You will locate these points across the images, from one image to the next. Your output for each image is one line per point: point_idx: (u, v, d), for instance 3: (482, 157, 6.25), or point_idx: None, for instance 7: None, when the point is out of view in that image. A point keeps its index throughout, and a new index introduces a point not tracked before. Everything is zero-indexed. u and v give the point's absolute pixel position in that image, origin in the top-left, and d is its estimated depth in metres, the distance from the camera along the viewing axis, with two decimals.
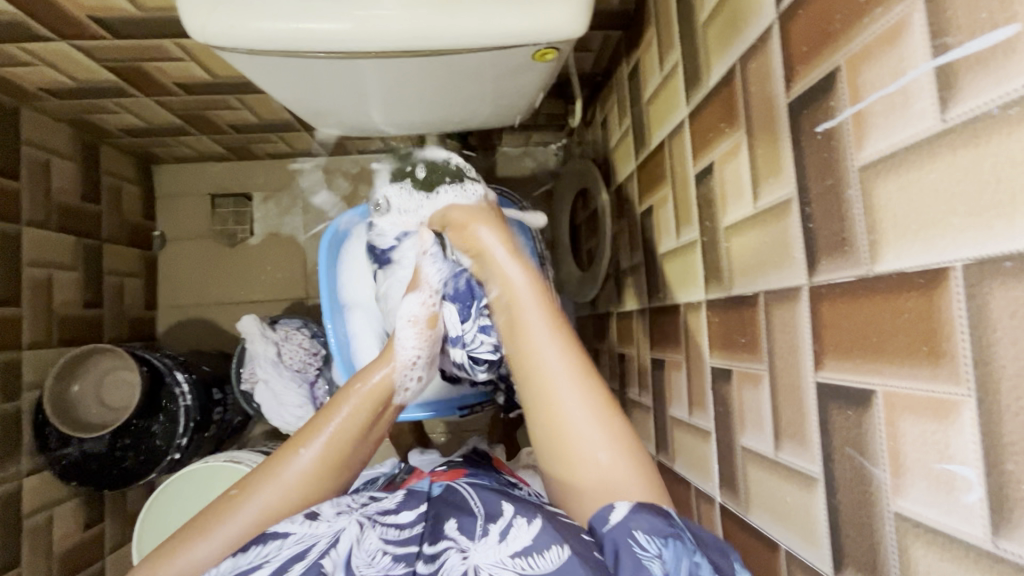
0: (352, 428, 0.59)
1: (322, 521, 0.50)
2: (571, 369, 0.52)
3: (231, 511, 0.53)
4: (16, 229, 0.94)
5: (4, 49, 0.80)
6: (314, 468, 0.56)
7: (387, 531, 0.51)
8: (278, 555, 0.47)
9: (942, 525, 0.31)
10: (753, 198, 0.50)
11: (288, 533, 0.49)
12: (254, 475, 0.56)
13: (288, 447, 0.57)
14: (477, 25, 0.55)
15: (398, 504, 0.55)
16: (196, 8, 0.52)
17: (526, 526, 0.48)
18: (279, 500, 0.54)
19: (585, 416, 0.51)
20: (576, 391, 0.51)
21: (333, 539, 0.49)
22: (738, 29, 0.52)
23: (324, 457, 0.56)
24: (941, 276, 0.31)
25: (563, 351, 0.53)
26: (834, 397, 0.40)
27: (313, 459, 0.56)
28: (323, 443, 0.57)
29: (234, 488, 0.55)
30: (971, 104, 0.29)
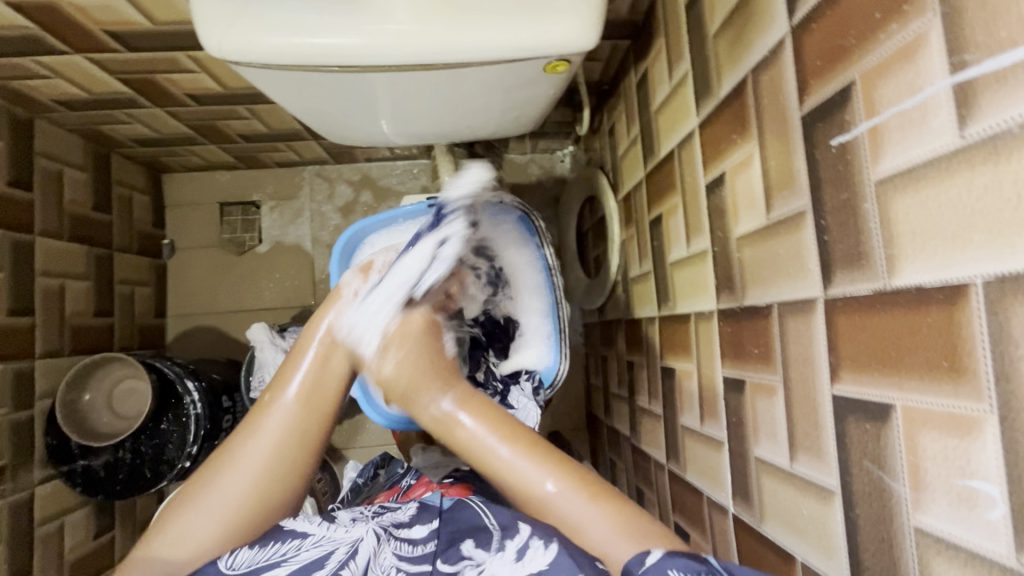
0: (320, 377, 0.58)
1: (341, 526, 0.51)
2: (544, 467, 0.53)
3: (211, 476, 0.52)
4: (29, 239, 0.95)
5: (19, 62, 0.81)
6: (290, 416, 0.56)
7: (400, 546, 0.51)
8: (296, 556, 0.48)
9: (964, 541, 0.31)
10: (766, 209, 0.50)
11: (306, 534, 0.50)
12: (237, 434, 0.56)
13: (261, 401, 0.57)
14: (488, 38, 0.55)
15: (412, 517, 0.56)
16: (212, 23, 0.53)
17: (542, 549, 0.47)
18: (260, 455, 0.53)
19: (561, 493, 0.51)
20: (542, 471, 0.53)
21: (351, 549, 0.48)
22: (749, 41, 0.52)
23: (297, 402, 0.56)
24: (961, 292, 0.31)
25: (528, 451, 0.54)
26: (851, 410, 0.40)
27: (286, 408, 0.56)
28: (295, 393, 0.57)
29: (215, 454, 0.55)
30: (990, 122, 0.29)
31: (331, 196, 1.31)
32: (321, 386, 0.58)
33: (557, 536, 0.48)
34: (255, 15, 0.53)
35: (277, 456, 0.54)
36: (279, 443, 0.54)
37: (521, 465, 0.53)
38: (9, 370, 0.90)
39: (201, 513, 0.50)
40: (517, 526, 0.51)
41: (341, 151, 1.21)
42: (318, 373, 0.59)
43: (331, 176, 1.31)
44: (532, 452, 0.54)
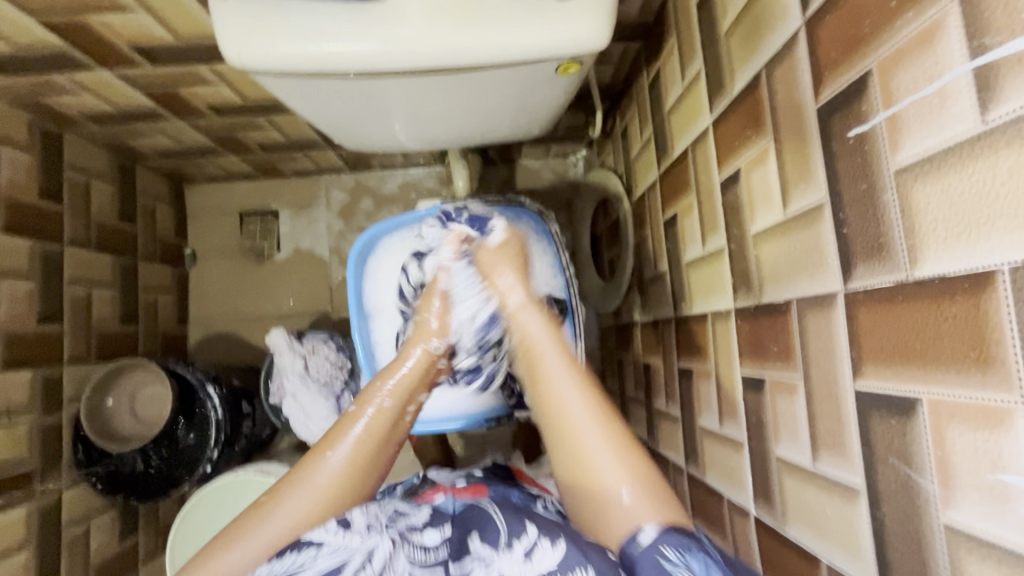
0: (379, 428, 0.60)
1: (356, 532, 0.50)
2: (589, 410, 0.54)
3: (261, 516, 0.54)
4: (58, 248, 0.98)
5: (49, 78, 0.84)
6: (340, 473, 0.56)
7: (415, 552, 0.51)
8: (314, 564, 0.47)
9: (997, 538, 0.30)
10: (782, 204, 0.49)
11: (321, 543, 0.49)
12: (283, 482, 0.56)
13: (316, 453, 0.58)
14: (500, 41, 0.56)
15: (424, 522, 0.56)
16: (232, 34, 0.54)
17: (549, 547, 0.47)
18: (305, 505, 0.54)
19: (617, 473, 0.50)
20: (591, 420, 0.53)
21: (367, 555, 0.48)
22: (764, 35, 0.51)
23: (350, 458, 0.57)
24: (986, 280, 0.30)
25: (584, 394, 0.55)
26: (875, 405, 0.39)
27: (340, 463, 0.56)
28: (349, 449, 0.57)
29: (263, 496, 0.56)
30: (1012, 106, 0.28)
31: (348, 205, 1.33)
32: (373, 442, 0.59)
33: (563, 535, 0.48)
34: (272, 24, 0.54)
35: (323, 507, 0.55)
36: (324, 495, 0.55)
37: (588, 428, 0.52)
38: (39, 376, 0.93)
39: (247, 551, 0.52)
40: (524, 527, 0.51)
41: (357, 159, 1.23)
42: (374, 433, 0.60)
43: (347, 184, 1.33)
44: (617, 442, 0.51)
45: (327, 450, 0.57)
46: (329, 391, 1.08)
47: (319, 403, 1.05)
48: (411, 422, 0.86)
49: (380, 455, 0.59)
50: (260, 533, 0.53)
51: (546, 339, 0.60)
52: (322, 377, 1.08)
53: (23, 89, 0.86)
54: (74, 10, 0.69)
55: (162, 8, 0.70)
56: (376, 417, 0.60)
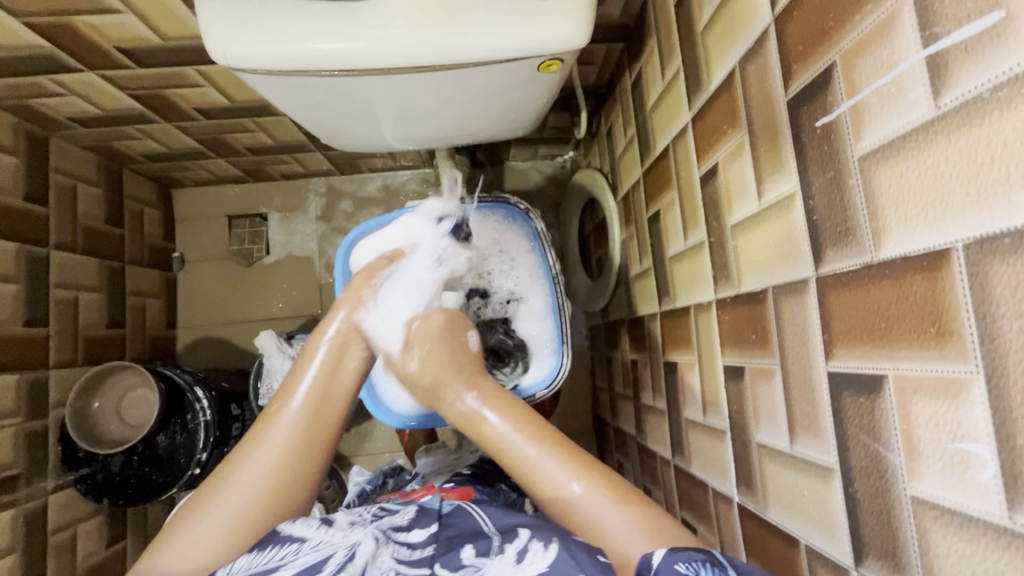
0: (331, 382, 0.62)
1: (337, 530, 0.50)
2: (543, 453, 0.55)
3: (223, 481, 0.55)
4: (44, 251, 0.98)
5: (35, 81, 0.84)
6: (298, 424, 0.58)
7: (399, 550, 0.49)
8: (294, 560, 0.47)
9: (959, 505, 0.31)
10: (758, 195, 0.51)
11: (302, 539, 0.49)
12: (241, 448, 0.58)
13: (268, 412, 0.60)
14: (481, 39, 0.57)
15: (410, 520, 0.54)
16: (218, 33, 0.55)
17: (542, 551, 0.45)
18: (269, 464, 0.56)
19: (568, 477, 0.53)
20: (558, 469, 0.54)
21: (348, 552, 0.47)
22: (736, 33, 0.53)
23: (306, 411, 0.59)
24: (943, 258, 0.31)
25: (521, 425, 0.58)
26: (846, 385, 0.40)
27: (295, 417, 0.59)
28: (304, 399, 0.60)
29: (224, 464, 0.56)
30: (962, 90, 0.29)
31: (337, 207, 1.33)
32: (325, 394, 0.61)
33: (557, 537, 0.47)
34: (257, 22, 0.55)
35: (288, 457, 0.57)
36: (285, 451, 0.57)
37: (528, 443, 0.56)
38: (24, 379, 0.92)
39: (211, 512, 0.53)
40: (516, 531, 0.50)
41: (346, 162, 1.24)
42: (326, 378, 0.62)
43: (336, 188, 1.34)
44: (560, 453, 0.55)
45: (281, 412, 0.59)
46: None
47: None
48: (400, 419, 0.85)
49: (332, 398, 0.62)
50: (230, 492, 0.54)
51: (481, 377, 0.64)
52: None
53: (9, 92, 0.86)
54: (60, 12, 0.70)
55: (148, 9, 0.70)
56: (329, 367, 0.63)
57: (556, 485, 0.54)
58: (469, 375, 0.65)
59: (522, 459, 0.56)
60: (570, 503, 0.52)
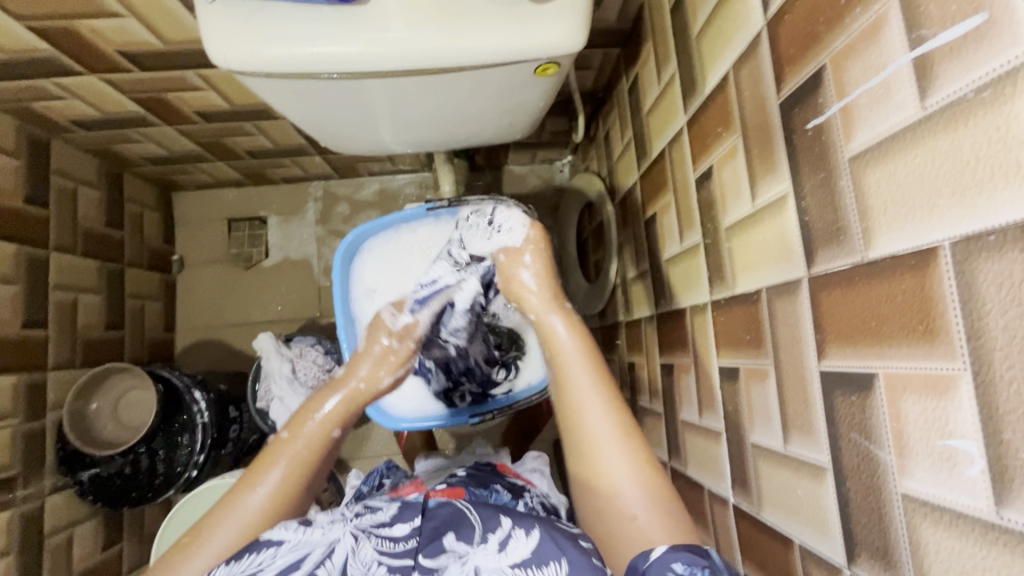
0: (308, 457, 0.61)
1: (317, 528, 0.49)
2: (613, 429, 0.55)
3: (183, 560, 0.53)
4: (44, 253, 0.99)
5: (37, 84, 0.85)
6: (268, 503, 0.56)
7: (382, 542, 0.49)
8: (273, 564, 0.46)
9: (948, 501, 0.31)
10: (752, 196, 0.51)
11: (282, 540, 0.48)
12: (205, 520, 0.56)
13: (241, 484, 0.58)
14: (478, 43, 0.58)
15: (393, 516, 0.52)
16: (218, 36, 0.56)
17: (524, 537, 0.48)
18: (238, 533, 0.54)
19: (620, 460, 0.53)
20: (619, 450, 0.54)
21: (328, 549, 0.47)
22: (730, 37, 0.54)
23: (276, 492, 0.57)
24: (930, 257, 0.32)
25: (608, 405, 0.56)
26: (838, 384, 0.40)
27: (264, 496, 0.56)
28: (275, 483, 0.57)
29: (185, 537, 0.55)
30: (948, 92, 0.30)
31: (336, 211, 1.34)
32: (299, 470, 0.59)
33: (539, 524, 0.49)
34: (257, 25, 0.56)
35: (258, 528, 0.55)
36: (255, 525, 0.55)
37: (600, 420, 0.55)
38: (22, 381, 0.93)
39: None
40: (498, 519, 0.51)
41: (345, 166, 1.25)
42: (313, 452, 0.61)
43: (335, 191, 1.34)
44: (624, 443, 0.54)
45: (251, 488, 0.57)
46: None
47: None
48: (394, 420, 0.84)
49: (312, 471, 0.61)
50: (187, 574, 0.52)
51: (573, 347, 0.61)
52: (309, 381, 1.08)
53: (11, 96, 0.87)
54: (63, 16, 0.71)
55: (150, 13, 0.71)
56: (309, 444, 0.61)
57: (612, 475, 0.53)
58: (572, 336, 0.62)
59: (592, 437, 0.55)
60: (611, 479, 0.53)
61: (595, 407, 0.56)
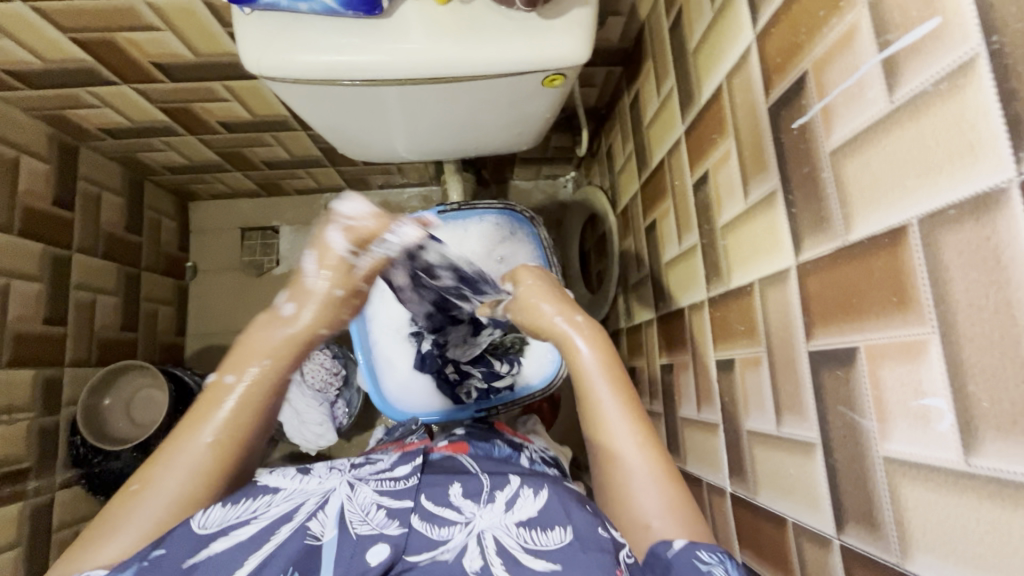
0: (255, 398, 0.47)
1: (315, 479, 0.52)
2: (636, 441, 0.49)
3: (131, 509, 0.42)
4: (67, 254, 1.02)
5: (73, 92, 0.90)
6: (214, 450, 0.45)
7: (381, 484, 0.52)
8: (267, 512, 0.45)
9: (924, 456, 0.34)
10: (744, 195, 0.55)
11: (276, 489, 0.48)
12: (152, 460, 0.45)
13: (194, 412, 0.46)
14: (490, 54, 0.63)
15: (392, 465, 0.56)
16: (253, 45, 0.61)
17: (531, 496, 0.50)
18: (189, 481, 0.44)
19: (642, 465, 0.48)
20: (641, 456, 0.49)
21: (322, 498, 0.48)
22: (723, 51, 0.58)
23: (223, 436, 0.45)
24: (901, 233, 0.35)
25: (628, 409, 0.51)
26: (825, 361, 0.43)
27: (209, 442, 0.45)
28: (222, 423, 0.45)
29: (132, 480, 0.44)
30: (911, 86, 0.34)
31: None
32: (254, 412, 0.47)
33: (546, 485, 0.51)
34: (289, 35, 0.61)
35: (210, 477, 0.44)
36: (203, 475, 0.44)
37: (623, 429, 0.50)
38: (40, 376, 0.95)
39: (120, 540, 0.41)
40: (504, 478, 0.53)
41: (357, 177, 1.30)
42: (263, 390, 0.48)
43: None
44: (648, 454, 0.49)
45: (199, 428, 0.45)
46: (323, 398, 1.10)
47: (314, 409, 1.07)
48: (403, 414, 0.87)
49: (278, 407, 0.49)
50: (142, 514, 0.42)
51: (595, 359, 0.54)
52: (317, 384, 1.09)
53: (47, 103, 0.92)
54: (104, 28, 0.76)
55: (184, 26, 0.77)
56: (252, 383, 0.47)
57: (632, 490, 0.47)
58: (594, 347, 0.55)
59: (616, 452, 0.49)
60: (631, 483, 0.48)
61: (618, 420, 0.50)
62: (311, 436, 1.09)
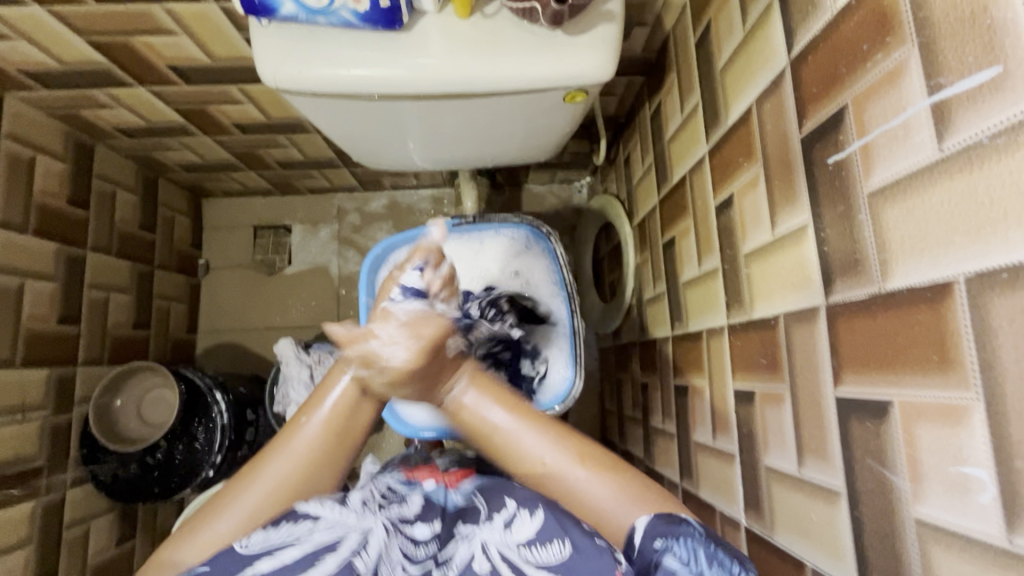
0: (352, 394, 0.54)
1: (352, 509, 0.49)
2: (547, 441, 0.51)
3: (245, 485, 0.50)
4: (82, 253, 1.03)
5: (89, 93, 0.90)
6: (320, 439, 0.52)
7: (406, 543, 0.50)
8: (308, 538, 0.46)
9: (961, 527, 0.32)
10: (771, 226, 0.53)
11: (319, 516, 0.48)
12: (266, 448, 0.53)
13: (294, 418, 0.54)
14: (512, 70, 0.61)
15: (417, 513, 0.53)
16: (270, 57, 0.60)
17: (529, 517, 0.49)
18: (291, 472, 0.51)
19: (561, 464, 0.50)
20: (558, 462, 0.50)
21: (361, 538, 0.47)
22: (754, 74, 0.56)
23: (329, 427, 0.53)
24: (946, 290, 0.33)
25: (516, 416, 0.52)
26: (854, 410, 0.41)
27: (317, 431, 0.52)
28: (326, 418, 0.53)
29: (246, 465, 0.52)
30: (964, 136, 0.32)
31: (360, 223, 1.37)
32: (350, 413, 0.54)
33: (542, 502, 0.50)
34: (307, 48, 0.59)
35: (307, 472, 0.51)
36: (308, 463, 0.51)
37: (528, 436, 0.51)
38: (54, 375, 0.96)
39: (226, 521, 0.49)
40: (503, 499, 0.53)
41: (370, 179, 1.28)
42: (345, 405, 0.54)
43: (358, 203, 1.38)
44: (563, 445, 0.50)
45: (301, 422, 0.53)
46: None
47: None
48: (414, 428, 0.86)
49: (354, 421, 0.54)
50: (248, 498, 0.49)
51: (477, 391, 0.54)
52: None
53: (63, 103, 0.92)
54: (120, 32, 0.75)
55: (201, 31, 0.76)
56: (349, 389, 0.54)
57: (567, 485, 0.49)
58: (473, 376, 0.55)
59: (540, 463, 0.50)
60: (567, 491, 0.49)
61: (523, 430, 0.51)
62: None
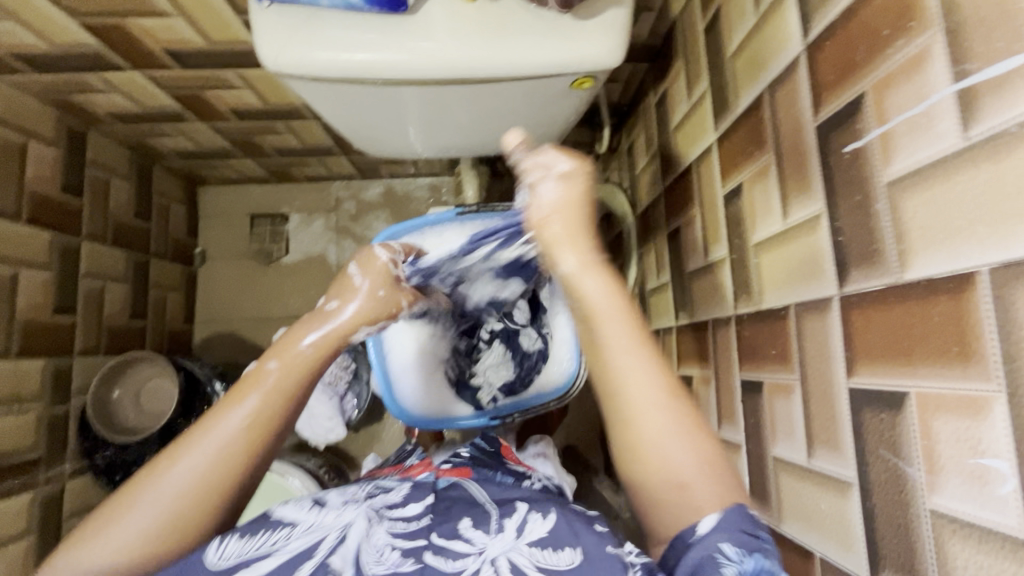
0: (291, 381, 0.48)
1: (330, 510, 0.47)
2: (661, 391, 0.44)
3: (153, 483, 0.43)
4: (76, 242, 1.01)
5: (80, 77, 0.87)
6: (248, 428, 0.46)
7: (395, 525, 0.47)
8: (286, 545, 0.43)
9: (979, 518, 0.32)
10: (783, 216, 0.53)
11: (294, 522, 0.45)
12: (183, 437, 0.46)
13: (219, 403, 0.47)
14: (518, 55, 0.60)
15: (404, 498, 0.51)
16: (271, 41, 0.58)
17: (541, 520, 0.46)
18: (211, 463, 0.44)
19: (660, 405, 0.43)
20: (663, 406, 0.43)
21: (340, 534, 0.44)
22: (766, 60, 0.55)
23: (257, 416, 0.46)
24: (968, 281, 0.33)
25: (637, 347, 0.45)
26: (868, 402, 0.41)
27: (245, 419, 0.46)
28: (257, 405, 0.47)
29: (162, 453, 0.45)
30: (990, 124, 0.31)
31: (358, 212, 1.36)
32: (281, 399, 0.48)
33: (554, 508, 0.47)
34: (308, 31, 0.58)
35: (233, 462, 0.45)
36: (231, 456, 0.45)
37: (636, 369, 0.44)
38: (50, 366, 0.95)
39: (134, 520, 0.42)
40: (513, 505, 0.50)
41: (368, 167, 1.27)
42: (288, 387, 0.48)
43: (356, 191, 1.36)
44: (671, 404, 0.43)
45: (230, 408, 0.46)
46: (334, 392, 1.08)
47: (323, 403, 1.05)
48: (418, 419, 0.86)
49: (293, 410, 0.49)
50: (156, 493, 0.43)
51: (603, 294, 0.47)
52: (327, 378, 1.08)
53: (54, 87, 0.90)
54: (113, 14, 0.73)
55: (197, 13, 0.73)
56: (287, 370, 0.49)
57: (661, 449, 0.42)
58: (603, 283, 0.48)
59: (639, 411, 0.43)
60: (639, 412, 0.43)
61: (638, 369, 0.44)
62: (321, 431, 1.06)
